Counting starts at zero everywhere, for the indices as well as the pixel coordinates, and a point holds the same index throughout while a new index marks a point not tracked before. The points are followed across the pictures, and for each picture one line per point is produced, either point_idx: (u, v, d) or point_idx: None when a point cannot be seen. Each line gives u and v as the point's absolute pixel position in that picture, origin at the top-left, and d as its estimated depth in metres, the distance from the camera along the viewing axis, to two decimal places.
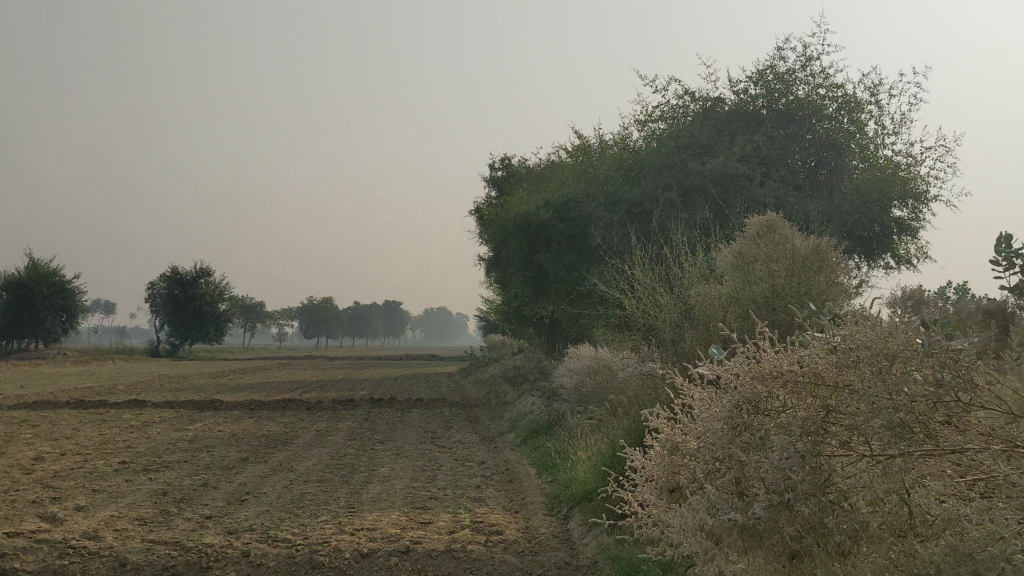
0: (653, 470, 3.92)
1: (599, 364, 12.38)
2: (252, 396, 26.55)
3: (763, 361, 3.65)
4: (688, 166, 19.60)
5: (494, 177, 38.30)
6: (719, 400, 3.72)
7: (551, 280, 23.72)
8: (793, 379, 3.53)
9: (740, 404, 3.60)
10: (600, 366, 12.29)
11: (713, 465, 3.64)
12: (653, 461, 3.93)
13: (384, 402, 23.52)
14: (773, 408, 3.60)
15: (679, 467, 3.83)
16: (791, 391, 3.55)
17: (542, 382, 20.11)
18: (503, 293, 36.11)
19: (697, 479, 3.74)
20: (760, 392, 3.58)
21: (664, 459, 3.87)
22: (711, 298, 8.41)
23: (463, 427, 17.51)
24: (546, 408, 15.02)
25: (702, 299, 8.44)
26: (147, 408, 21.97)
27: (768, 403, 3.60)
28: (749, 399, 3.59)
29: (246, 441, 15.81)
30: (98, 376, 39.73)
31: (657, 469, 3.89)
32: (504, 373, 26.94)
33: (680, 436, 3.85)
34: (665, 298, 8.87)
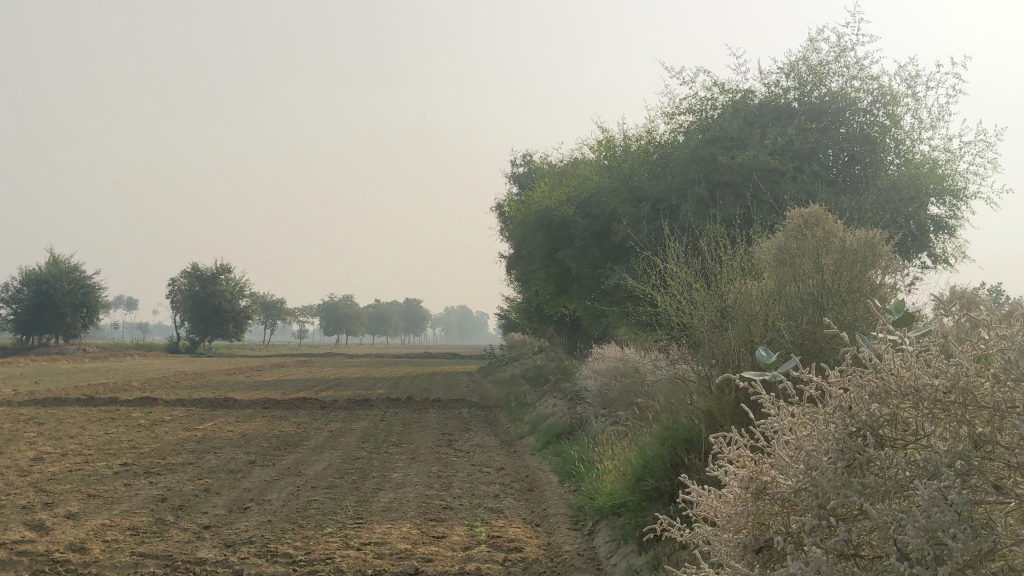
0: (732, 522, 2.83)
1: (625, 365, 11.66)
2: (267, 394, 26.05)
3: (882, 372, 2.60)
4: (717, 160, 18.84)
5: (516, 174, 37.66)
6: (821, 426, 2.66)
7: (574, 278, 23.01)
8: (928, 390, 2.45)
9: (851, 430, 2.55)
10: (627, 367, 11.58)
11: (817, 515, 2.54)
12: (731, 511, 2.84)
13: (402, 402, 22.91)
14: (904, 435, 2.52)
15: (766, 516, 2.74)
16: (925, 409, 2.47)
17: (564, 383, 19.43)
18: (524, 292, 35.46)
19: (796, 534, 2.64)
20: (882, 408, 2.52)
21: (745, 503, 2.78)
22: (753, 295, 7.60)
23: (481, 429, 16.87)
24: (568, 411, 14.33)
25: (742, 295, 7.62)
26: (161, 406, 21.48)
27: (892, 427, 2.53)
28: (866, 426, 2.53)
29: (256, 442, 15.22)
30: (118, 373, 39.47)
31: (734, 516, 2.82)
32: (525, 373, 26.29)
33: (765, 473, 2.76)
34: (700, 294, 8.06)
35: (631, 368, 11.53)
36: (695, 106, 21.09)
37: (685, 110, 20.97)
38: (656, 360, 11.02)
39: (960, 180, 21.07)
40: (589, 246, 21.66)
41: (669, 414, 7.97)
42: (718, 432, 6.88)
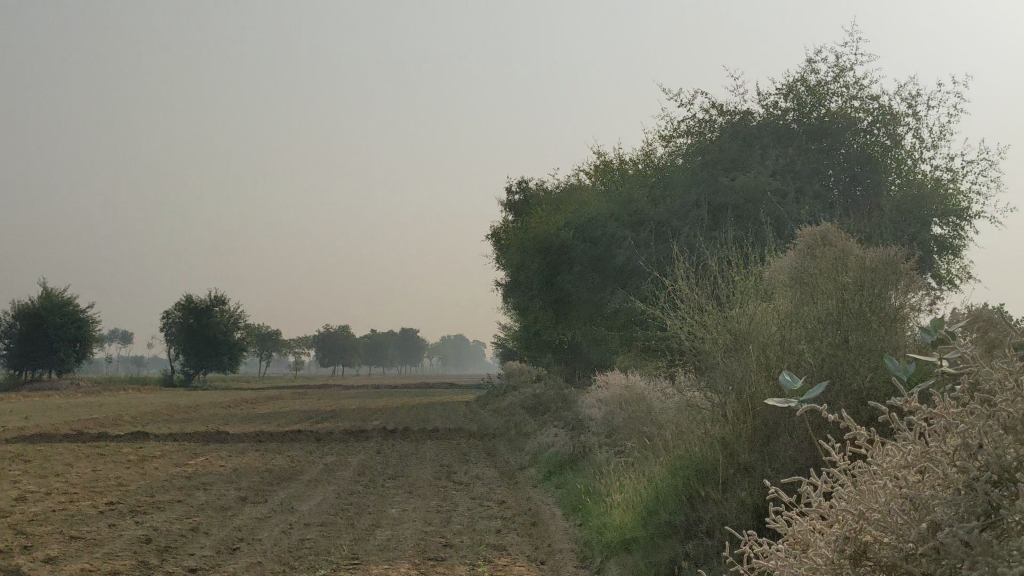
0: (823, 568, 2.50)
1: (631, 392, 11.22)
2: (261, 427, 25.51)
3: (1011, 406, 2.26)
4: (718, 182, 18.49)
5: (511, 201, 37.31)
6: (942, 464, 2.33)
7: (573, 304, 22.59)
8: None
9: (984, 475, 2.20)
10: (633, 394, 11.13)
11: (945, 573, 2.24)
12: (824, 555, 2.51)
13: (399, 433, 22.41)
14: None
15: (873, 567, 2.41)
16: None
17: (566, 411, 18.96)
18: (521, 319, 35.04)
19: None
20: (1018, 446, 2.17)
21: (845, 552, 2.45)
22: (764, 316, 7.13)
23: (481, 460, 16.40)
24: (571, 440, 13.88)
25: (753, 317, 7.15)
26: (152, 441, 20.96)
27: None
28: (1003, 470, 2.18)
29: (249, 477, 14.72)
30: (112, 407, 38.91)
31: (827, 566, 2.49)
32: (523, 402, 25.82)
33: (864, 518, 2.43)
34: (707, 318, 7.59)
35: (637, 395, 11.08)
36: (693, 128, 20.76)
37: (684, 132, 20.62)
38: (663, 388, 10.57)
39: (963, 199, 20.71)
40: (588, 272, 21.25)
41: (680, 442, 7.53)
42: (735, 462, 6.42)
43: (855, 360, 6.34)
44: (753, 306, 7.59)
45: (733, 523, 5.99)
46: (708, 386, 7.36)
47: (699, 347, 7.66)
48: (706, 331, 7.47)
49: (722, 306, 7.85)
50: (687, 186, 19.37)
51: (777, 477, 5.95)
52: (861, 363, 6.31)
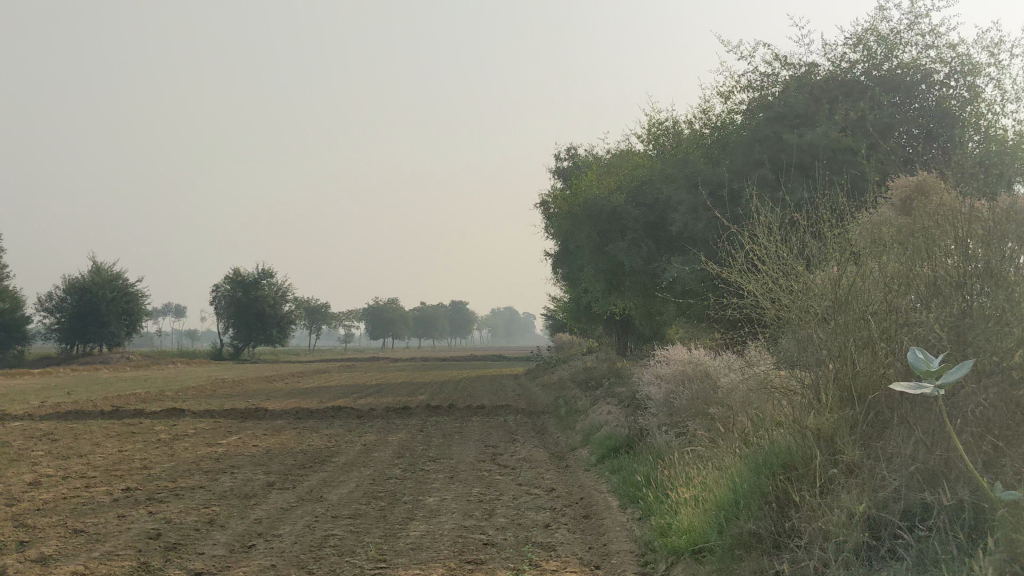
0: None
1: (695, 368, 9.97)
2: (303, 402, 24.69)
3: None
4: (783, 140, 17.06)
5: (560, 169, 36.01)
6: None
7: (626, 273, 21.25)
8: None
9: None
10: (698, 372, 9.89)
11: None
12: None
13: (444, 409, 21.36)
14: None
15: None
16: None
17: (620, 387, 17.72)
18: (571, 290, 33.86)
19: None
20: None
21: None
22: (859, 280, 5.87)
23: (528, 440, 15.32)
24: (626, 420, 12.73)
25: (847, 285, 5.89)
26: (188, 419, 20.18)
27: None
28: None
29: (282, 460, 13.76)
30: (158, 382, 38.47)
31: None
32: (573, 376, 24.70)
33: None
34: (786, 279, 6.33)
35: (702, 373, 9.83)
36: (754, 83, 19.21)
37: (744, 88, 19.14)
38: (733, 365, 9.28)
39: None
40: (642, 238, 19.87)
41: (762, 433, 6.29)
42: (840, 459, 5.25)
43: (990, 346, 5.17)
44: (846, 253, 6.26)
45: (837, 536, 4.78)
46: (799, 359, 6.07)
47: (781, 307, 6.34)
48: (793, 290, 6.13)
49: (809, 259, 6.53)
50: (748, 146, 17.92)
51: (894, 480, 4.79)
52: (990, 356, 5.17)
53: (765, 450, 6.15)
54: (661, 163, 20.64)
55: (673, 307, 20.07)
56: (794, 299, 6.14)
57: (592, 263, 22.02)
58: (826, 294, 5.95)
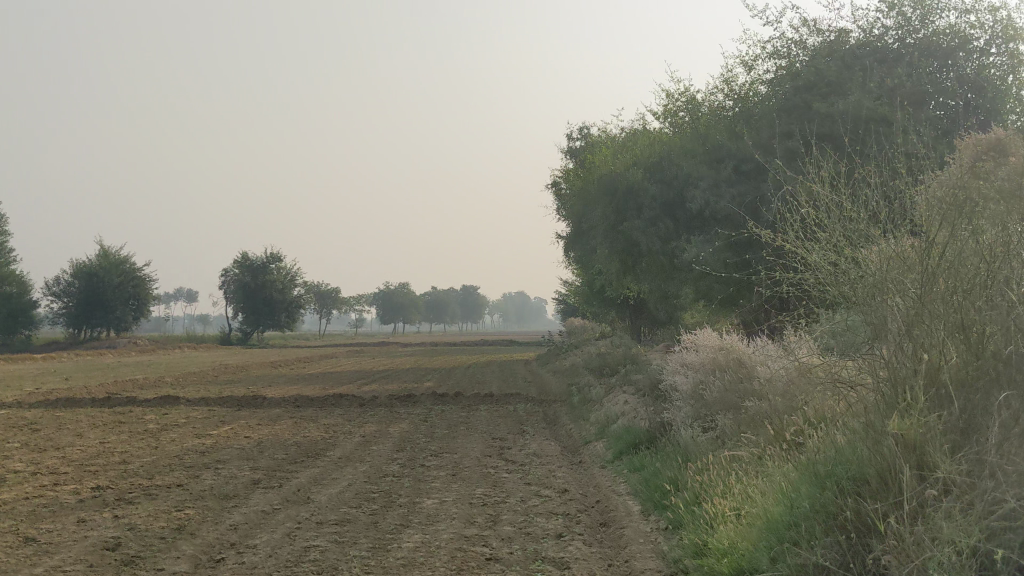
0: None
1: (730, 355, 8.89)
2: (305, 390, 23.65)
3: None
4: (814, 109, 15.87)
5: (572, 148, 34.81)
6: None
7: (642, 254, 20.08)
8: None
9: None
10: (733, 360, 8.80)
11: None
12: None
13: (451, 397, 20.28)
14: None
15: None
16: None
17: (638, 375, 16.62)
18: (584, 273, 32.71)
19: None
20: None
21: None
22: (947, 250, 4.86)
23: (538, 432, 14.25)
24: (647, 413, 11.63)
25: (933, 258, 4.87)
26: (181, 407, 19.15)
27: None
28: None
29: (272, 454, 12.70)
30: (162, 368, 37.50)
31: None
32: (586, 362, 23.60)
33: None
34: (860, 250, 5.28)
35: (739, 362, 8.74)
36: (781, 50, 17.96)
37: (770, 55, 17.93)
38: (773, 356, 8.18)
39: None
40: (659, 217, 18.71)
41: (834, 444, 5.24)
42: (939, 482, 4.18)
43: None
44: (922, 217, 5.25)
45: None
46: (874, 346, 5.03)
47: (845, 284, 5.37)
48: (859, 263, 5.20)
49: (885, 229, 5.42)
50: (775, 116, 16.76)
51: None
52: None
53: (835, 462, 5.08)
54: (680, 137, 19.44)
55: (692, 290, 18.94)
56: (860, 273, 5.20)
57: (605, 243, 20.84)
58: (900, 267, 5.00)
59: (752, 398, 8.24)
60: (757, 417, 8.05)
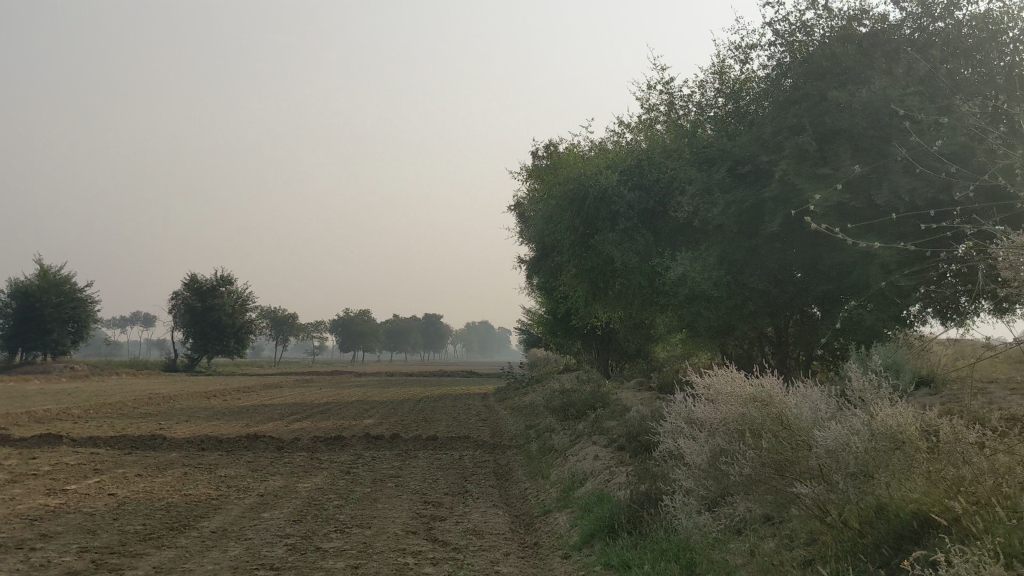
0: None
1: (760, 405, 5.78)
2: (221, 428, 20.24)
3: None
4: (831, 100, 13.18)
5: (538, 163, 31.91)
6: None
7: (617, 275, 17.18)
8: None
9: None
10: (770, 415, 5.68)
11: None
12: None
13: (388, 441, 17.07)
14: None
15: None
16: None
17: (611, 420, 13.60)
18: (549, 300, 29.68)
19: None
20: None
21: None
22: None
23: (487, 492, 11.19)
24: (629, 479, 8.64)
25: None
26: (58, 449, 15.70)
27: None
28: None
29: (125, 524, 9.48)
30: (82, 397, 33.57)
31: None
32: (548, 400, 20.51)
33: None
34: None
35: (778, 420, 5.65)
36: (786, 31, 14.84)
37: (771, 39, 15.15)
38: (848, 423, 5.27)
39: None
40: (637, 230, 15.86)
41: None
42: None
43: None
44: None
45: None
46: None
47: None
48: None
49: None
50: (780, 109, 14.11)
51: None
52: None
53: None
54: (662, 136, 16.63)
55: (676, 317, 16.06)
56: None
57: (571, 262, 17.86)
58: None
59: (813, 479, 5.21)
60: (826, 507, 5.07)
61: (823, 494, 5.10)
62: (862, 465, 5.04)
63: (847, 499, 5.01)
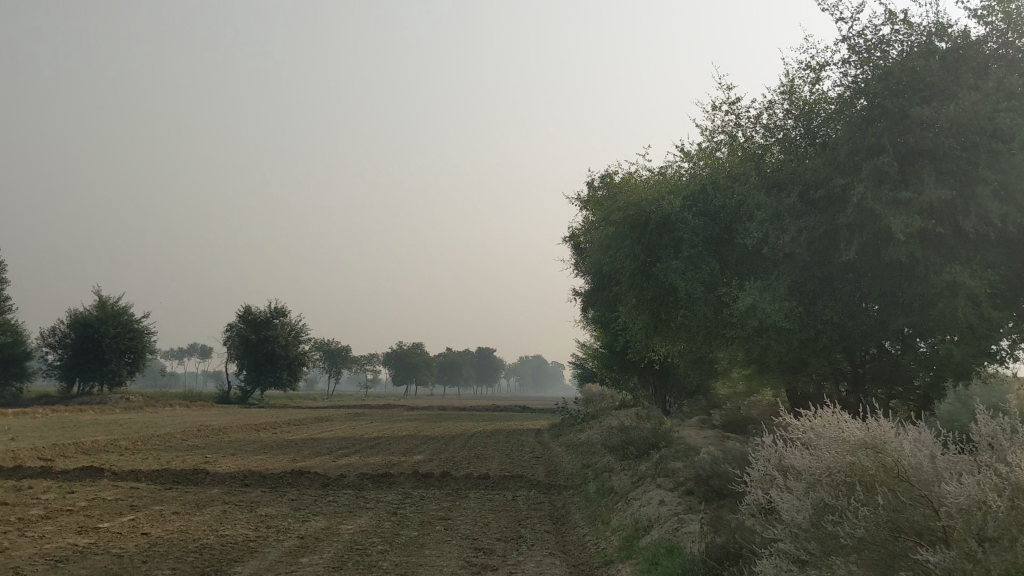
0: None
1: (872, 453, 4.80)
2: (268, 462, 19.63)
3: None
4: (912, 117, 12.27)
5: (593, 193, 31.17)
6: None
7: (679, 307, 16.33)
8: None
9: None
10: (886, 467, 4.71)
11: None
12: None
13: (438, 479, 16.31)
14: None
15: None
16: None
17: (675, 461, 12.72)
18: (605, 333, 28.83)
19: None
20: None
21: None
22: None
23: (542, 539, 10.37)
24: (702, 530, 7.80)
25: None
26: (97, 484, 15.14)
27: None
28: None
29: (152, 569, 8.77)
30: (135, 427, 33.16)
31: None
32: (605, 438, 19.64)
33: None
34: None
35: (897, 473, 4.66)
36: (862, 47, 13.93)
37: (844, 53, 14.25)
38: (981, 473, 4.43)
39: None
40: (701, 258, 15.01)
41: None
42: None
43: None
44: None
45: None
46: None
47: None
48: None
49: None
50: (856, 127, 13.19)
51: None
52: None
53: None
54: (727, 159, 15.79)
55: (742, 352, 15.15)
56: None
57: (630, 293, 17.02)
58: None
59: (940, 546, 4.27)
60: None
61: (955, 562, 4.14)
62: (1004, 529, 4.07)
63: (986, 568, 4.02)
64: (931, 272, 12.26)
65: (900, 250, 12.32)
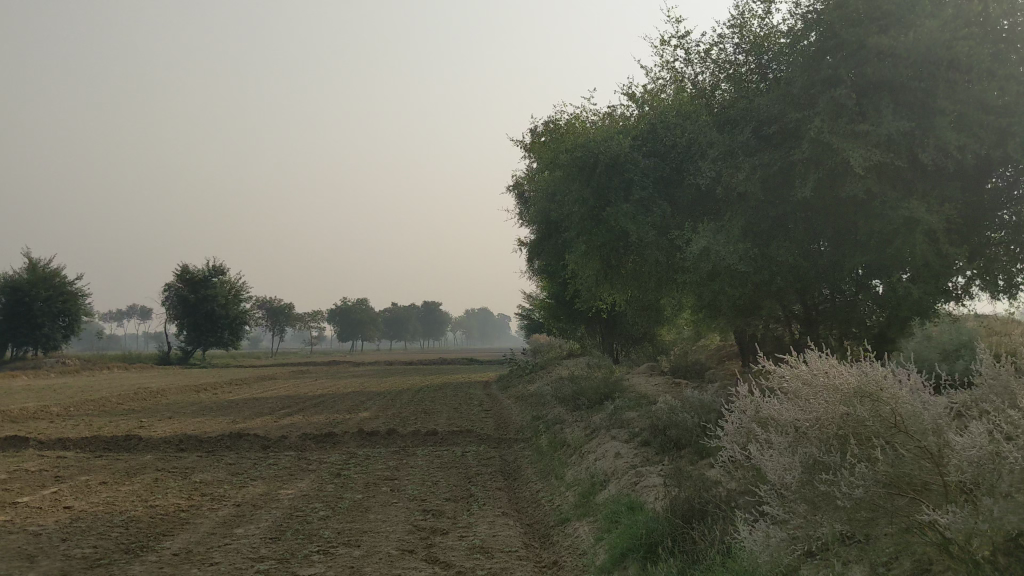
0: None
1: (866, 402, 4.41)
2: (206, 425, 18.81)
3: None
4: (869, 47, 11.76)
5: (536, 139, 30.44)
6: None
7: (628, 251, 15.81)
8: None
9: None
10: (883, 417, 4.34)
11: None
12: None
13: (383, 437, 15.70)
14: None
15: None
16: None
17: (629, 411, 12.28)
18: (551, 282, 28.30)
19: None
20: None
21: None
22: None
23: (494, 496, 9.85)
24: (665, 484, 7.35)
25: None
26: (19, 454, 14.23)
27: None
28: None
29: (72, 547, 8.06)
30: (65, 394, 31.79)
31: None
32: (554, 389, 19.19)
33: None
34: None
35: (895, 423, 4.29)
36: None
37: None
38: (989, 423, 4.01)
39: None
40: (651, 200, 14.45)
41: None
42: None
43: None
44: None
45: None
46: None
47: None
48: None
49: None
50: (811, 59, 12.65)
51: None
52: None
53: None
54: (675, 97, 15.18)
55: (695, 296, 14.70)
56: None
57: (578, 239, 16.44)
58: None
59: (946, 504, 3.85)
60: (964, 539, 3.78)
61: (967, 523, 3.77)
62: (1020, 483, 3.71)
63: (1004, 529, 3.67)
64: (888, 208, 11.87)
65: (857, 186, 11.89)
